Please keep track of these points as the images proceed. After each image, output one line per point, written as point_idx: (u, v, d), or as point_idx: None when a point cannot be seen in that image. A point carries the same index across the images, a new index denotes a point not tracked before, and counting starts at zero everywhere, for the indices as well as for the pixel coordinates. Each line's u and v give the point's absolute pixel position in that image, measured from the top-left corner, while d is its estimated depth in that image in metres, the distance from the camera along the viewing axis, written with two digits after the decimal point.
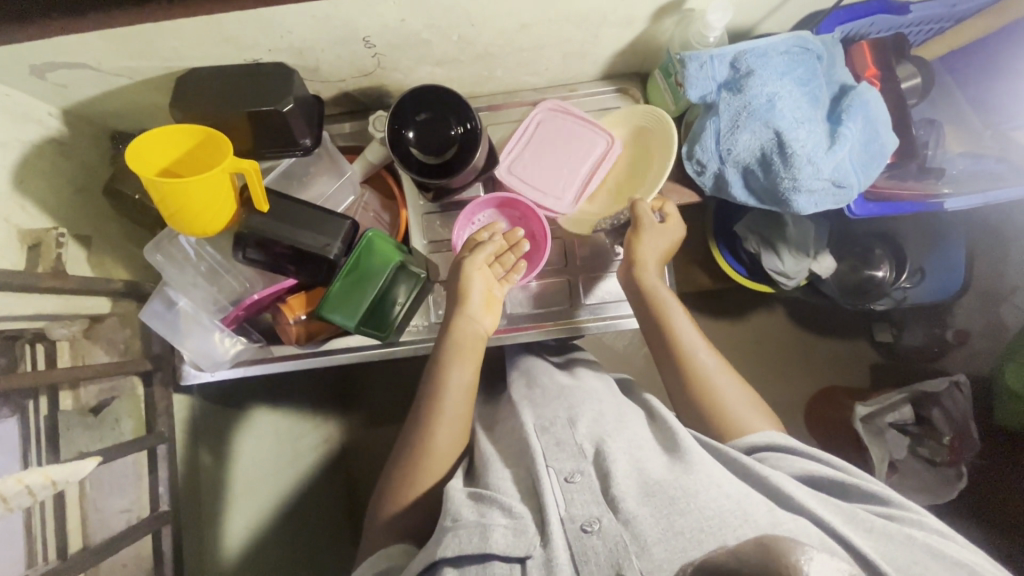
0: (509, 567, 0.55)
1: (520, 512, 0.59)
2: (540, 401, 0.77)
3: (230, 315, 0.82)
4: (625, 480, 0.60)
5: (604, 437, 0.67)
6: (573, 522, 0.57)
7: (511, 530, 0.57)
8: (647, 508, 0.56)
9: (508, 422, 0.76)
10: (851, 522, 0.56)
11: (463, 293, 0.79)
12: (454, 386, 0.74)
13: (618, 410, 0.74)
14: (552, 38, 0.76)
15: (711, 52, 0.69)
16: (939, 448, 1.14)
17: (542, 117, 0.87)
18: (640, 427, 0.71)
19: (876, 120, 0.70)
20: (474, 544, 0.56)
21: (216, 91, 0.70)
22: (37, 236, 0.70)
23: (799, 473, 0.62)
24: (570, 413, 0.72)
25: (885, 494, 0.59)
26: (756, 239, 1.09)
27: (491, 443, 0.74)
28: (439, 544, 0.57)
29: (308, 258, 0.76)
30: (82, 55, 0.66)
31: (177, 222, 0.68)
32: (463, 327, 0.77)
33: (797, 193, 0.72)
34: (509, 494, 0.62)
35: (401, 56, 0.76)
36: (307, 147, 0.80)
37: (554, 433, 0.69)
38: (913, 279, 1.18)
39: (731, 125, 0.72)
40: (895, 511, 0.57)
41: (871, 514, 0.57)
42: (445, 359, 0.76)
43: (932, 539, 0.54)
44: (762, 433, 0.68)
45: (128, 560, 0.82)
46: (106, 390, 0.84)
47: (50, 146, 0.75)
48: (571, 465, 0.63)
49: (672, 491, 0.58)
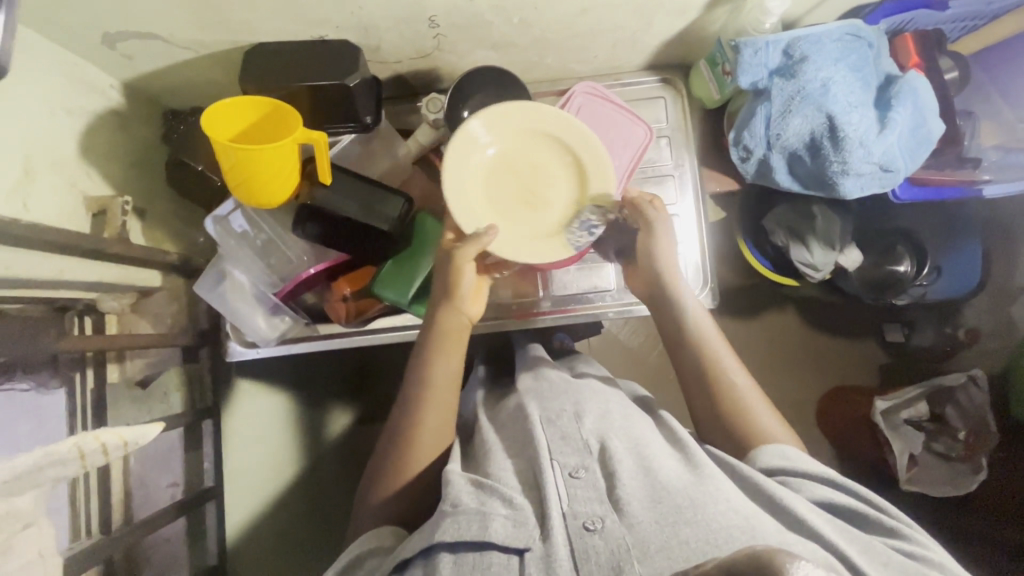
0: (507, 558, 0.54)
1: (520, 503, 0.58)
2: (547, 395, 0.75)
3: (284, 289, 0.82)
4: (631, 482, 0.60)
5: (608, 434, 0.67)
6: (575, 520, 0.56)
7: (511, 521, 0.56)
8: (651, 512, 0.56)
9: (509, 412, 0.75)
10: (868, 554, 0.54)
11: (455, 285, 0.74)
12: (440, 373, 0.72)
13: (625, 411, 0.73)
14: (608, 23, 0.78)
15: (766, 38, 0.72)
16: (954, 444, 1.14)
17: (582, 101, 0.89)
18: (647, 430, 0.71)
19: (925, 106, 0.73)
20: (474, 531, 0.55)
21: (287, 65, 0.72)
22: (104, 203, 0.70)
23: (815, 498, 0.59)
24: (576, 407, 0.71)
25: (905, 531, 0.56)
26: (784, 232, 1.09)
27: (493, 431, 0.72)
28: (436, 530, 0.56)
29: (367, 233, 0.77)
30: (156, 25, 0.66)
31: (243, 191, 0.70)
32: (449, 318, 0.74)
33: (845, 175, 0.76)
34: (509, 485, 0.61)
35: (461, 37, 0.78)
36: (367, 125, 0.82)
37: (560, 426, 0.67)
38: (930, 277, 1.17)
39: (783, 109, 0.75)
40: (917, 549, 0.55)
41: (889, 550, 0.55)
42: (432, 347, 0.73)
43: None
44: (775, 448, 0.65)
45: (171, 535, 0.83)
46: (153, 364, 0.84)
47: (111, 118, 0.75)
48: (575, 459, 0.62)
49: (680, 500, 0.57)
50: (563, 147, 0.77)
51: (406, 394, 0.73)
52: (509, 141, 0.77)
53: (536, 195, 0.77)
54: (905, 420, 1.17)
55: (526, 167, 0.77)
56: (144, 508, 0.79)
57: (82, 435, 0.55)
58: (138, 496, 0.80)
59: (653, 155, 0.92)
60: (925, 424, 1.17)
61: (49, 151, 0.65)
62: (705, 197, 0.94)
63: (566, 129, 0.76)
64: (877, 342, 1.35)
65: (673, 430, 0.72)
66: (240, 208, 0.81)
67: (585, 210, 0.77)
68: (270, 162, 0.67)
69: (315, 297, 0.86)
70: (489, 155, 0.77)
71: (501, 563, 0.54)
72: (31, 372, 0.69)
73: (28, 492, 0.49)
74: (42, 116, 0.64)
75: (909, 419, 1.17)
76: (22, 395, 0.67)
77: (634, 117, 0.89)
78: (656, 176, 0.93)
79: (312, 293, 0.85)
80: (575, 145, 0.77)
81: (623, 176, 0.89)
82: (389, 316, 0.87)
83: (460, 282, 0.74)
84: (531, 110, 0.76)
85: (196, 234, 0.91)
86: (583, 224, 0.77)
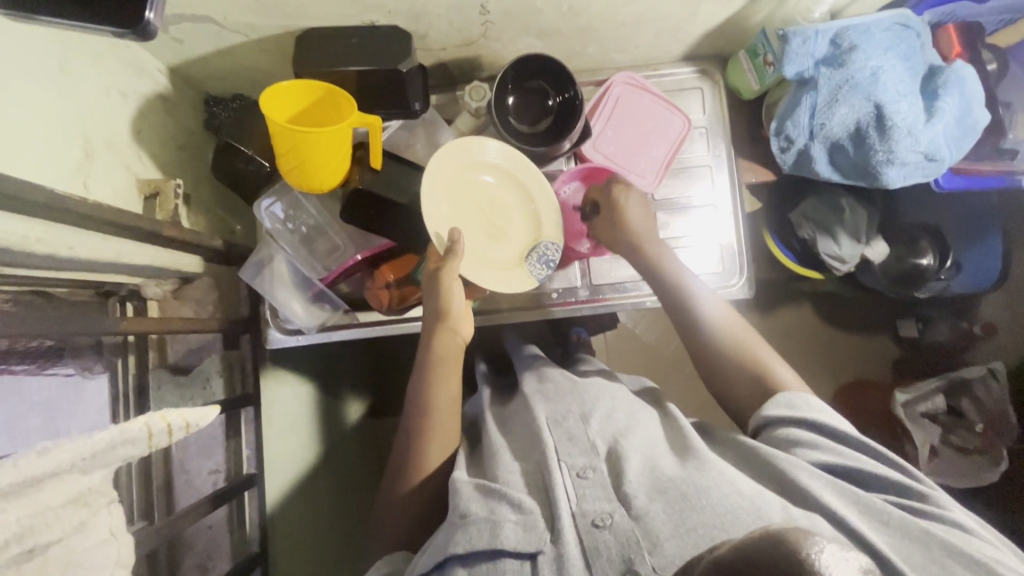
0: (521, 564, 0.53)
1: (529, 506, 0.56)
2: (553, 396, 0.72)
3: (331, 274, 0.82)
4: (639, 478, 0.58)
5: (621, 434, 0.64)
6: (584, 518, 0.54)
7: (521, 525, 0.54)
8: (659, 502, 0.54)
9: (520, 416, 0.71)
10: (868, 513, 0.53)
11: (447, 307, 0.72)
12: (443, 391, 0.72)
13: (629, 407, 0.71)
14: (653, 13, 0.79)
15: (815, 28, 0.73)
16: (969, 436, 1.12)
17: (620, 92, 0.90)
18: (652, 427, 0.68)
19: (971, 95, 0.75)
20: (485, 539, 0.54)
21: (338, 49, 0.72)
22: (157, 185, 0.71)
23: (817, 462, 0.58)
24: (583, 408, 0.68)
25: (908, 483, 0.55)
26: (811, 225, 1.08)
27: (500, 434, 0.70)
28: (450, 541, 0.55)
29: (415, 220, 0.78)
30: (211, 9, 0.66)
31: (296, 174, 0.71)
32: (445, 340, 0.73)
33: (890, 165, 0.77)
34: (518, 488, 0.59)
35: (508, 24, 0.78)
36: (415, 111, 0.81)
37: (566, 428, 0.65)
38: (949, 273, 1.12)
39: (829, 99, 0.76)
40: (918, 505, 0.54)
41: (891, 505, 0.54)
42: (430, 368, 0.72)
43: (954, 534, 0.51)
44: (782, 398, 0.64)
45: (214, 522, 0.83)
46: (194, 348, 0.84)
47: (159, 102, 0.75)
48: (583, 460, 0.60)
49: (683, 487, 0.55)
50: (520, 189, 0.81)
51: (409, 424, 0.72)
52: (466, 177, 0.79)
53: (497, 222, 0.81)
54: (922, 413, 1.16)
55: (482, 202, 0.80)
56: (187, 495, 0.79)
57: (148, 415, 0.52)
58: (180, 482, 0.79)
59: (688, 145, 0.93)
60: (941, 415, 1.16)
61: (105, 134, 0.65)
62: (740, 184, 0.94)
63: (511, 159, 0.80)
64: (889, 338, 1.32)
65: (674, 420, 0.69)
66: (279, 199, 0.82)
67: (543, 245, 0.81)
68: (326, 146, 0.68)
69: (350, 286, 0.85)
70: (449, 184, 0.77)
71: (513, 569, 0.52)
72: (76, 356, 0.68)
73: (101, 469, 0.46)
74: (99, 99, 0.64)
75: (926, 412, 1.16)
76: (65, 380, 0.66)
77: (672, 107, 0.89)
78: (691, 166, 0.93)
79: (348, 282, 0.84)
80: (530, 187, 0.81)
81: (662, 164, 0.90)
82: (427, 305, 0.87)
83: (450, 302, 0.72)
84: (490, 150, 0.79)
85: (235, 222, 0.91)
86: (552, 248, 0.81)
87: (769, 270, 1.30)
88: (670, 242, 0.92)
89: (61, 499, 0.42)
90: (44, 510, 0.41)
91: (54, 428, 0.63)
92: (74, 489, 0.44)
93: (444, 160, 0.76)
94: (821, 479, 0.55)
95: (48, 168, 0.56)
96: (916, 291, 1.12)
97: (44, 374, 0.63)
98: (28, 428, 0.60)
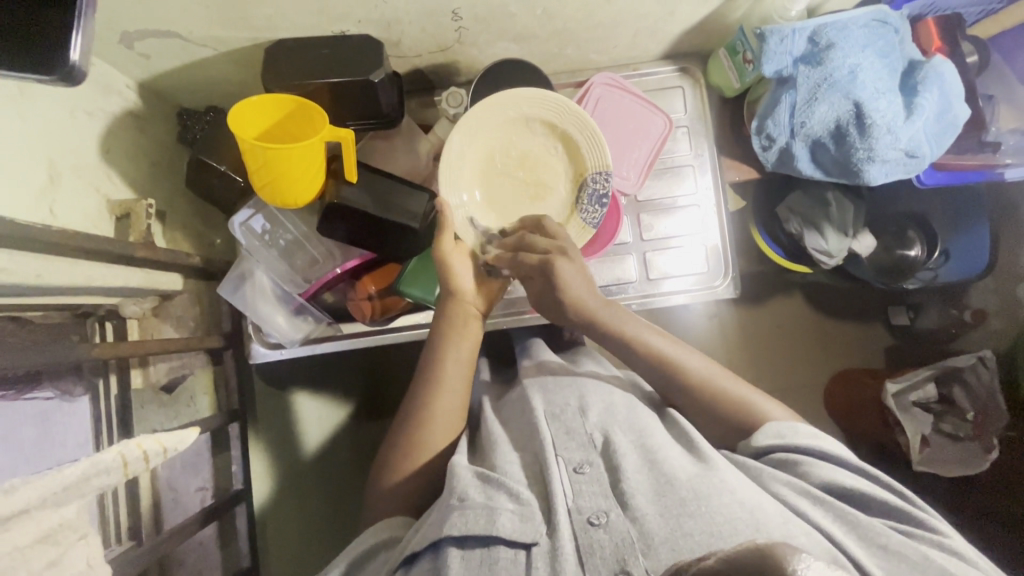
0: (514, 554, 0.51)
1: (527, 498, 0.55)
2: (551, 387, 0.71)
3: (310, 289, 0.82)
4: (638, 476, 0.56)
5: (613, 426, 0.63)
6: (580, 514, 0.53)
7: (517, 515, 0.53)
8: (658, 505, 0.53)
9: (516, 409, 0.70)
10: (864, 538, 0.51)
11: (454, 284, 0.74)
12: (451, 364, 0.72)
13: (628, 402, 0.69)
14: (630, 12, 0.78)
15: (793, 26, 0.72)
16: (961, 424, 1.09)
17: (601, 93, 0.88)
18: (652, 422, 0.66)
19: (951, 91, 0.75)
20: (481, 526, 0.52)
21: (306, 59, 0.70)
22: (128, 207, 0.70)
23: (818, 481, 0.56)
24: (580, 401, 0.67)
25: (906, 509, 0.53)
26: (798, 219, 1.06)
27: (498, 423, 0.70)
28: (444, 523, 0.53)
29: (392, 230, 0.76)
30: (176, 23, 0.65)
31: (268, 190, 0.71)
32: (460, 306, 0.74)
33: (871, 162, 0.77)
34: (517, 479, 0.58)
35: (483, 29, 0.77)
36: (391, 120, 0.81)
37: (564, 421, 0.64)
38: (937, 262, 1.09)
39: (809, 98, 0.75)
40: (913, 528, 0.52)
41: (888, 529, 0.52)
42: (444, 336, 0.73)
43: (952, 562, 0.49)
44: (772, 427, 0.62)
45: (205, 539, 0.83)
46: (177, 368, 0.83)
47: (130, 119, 0.74)
48: (580, 454, 0.59)
49: (684, 492, 0.53)
50: (525, 112, 0.78)
51: (412, 394, 0.73)
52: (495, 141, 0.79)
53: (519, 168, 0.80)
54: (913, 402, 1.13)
55: (519, 163, 0.80)
56: (175, 514, 0.79)
57: (122, 442, 0.50)
58: (167, 501, 0.79)
59: (671, 145, 0.92)
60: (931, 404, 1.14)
61: (70, 153, 0.64)
62: (723, 183, 0.93)
63: (471, 150, 0.78)
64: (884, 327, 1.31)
65: (676, 422, 0.67)
66: (258, 212, 0.81)
67: (588, 180, 0.79)
68: (299, 160, 0.67)
69: (335, 296, 0.84)
70: (485, 146, 0.79)
71: (507, 559, 0.51)
72: (54, 380, 0.67)
73: (74, 502, 0.45)
74: (63, 117, 0.63)
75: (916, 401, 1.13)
76: (47, 403, 0.65)
77: (653, 106, 0.88)
78: (675, 166, 0.92)
79: (332, 293, 0.84)
80: (581, 144, 0.78)
81: (646, 164, 0.89)
82: (413, 313, 0.87)
83: (457, 281, 0.74)
84: (517, 102, 0.77)
85: (212, 234, 0.90)
86: (598, 175, 0.78)
87: (757, 264, 1.28)
88: (654, 243, 0.91)
89: (28, 539, 0.41)
90: (12, 551, 0.40)
91: (36, 451, 0.63)
92: (44, 525, 0.42)
93: (456, 151, 0.77)
94: (819, 506, 0.54)
95: (13, 198, 0.55)
96: (906, 282, 1.09)
97: (23, 401, 0.62)
98: (21, 444, 0.60)
